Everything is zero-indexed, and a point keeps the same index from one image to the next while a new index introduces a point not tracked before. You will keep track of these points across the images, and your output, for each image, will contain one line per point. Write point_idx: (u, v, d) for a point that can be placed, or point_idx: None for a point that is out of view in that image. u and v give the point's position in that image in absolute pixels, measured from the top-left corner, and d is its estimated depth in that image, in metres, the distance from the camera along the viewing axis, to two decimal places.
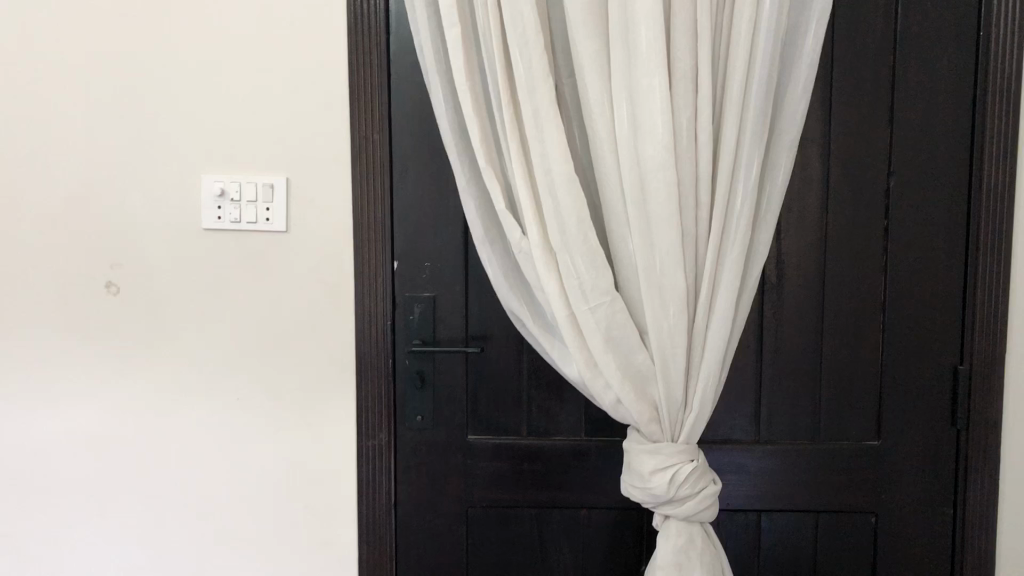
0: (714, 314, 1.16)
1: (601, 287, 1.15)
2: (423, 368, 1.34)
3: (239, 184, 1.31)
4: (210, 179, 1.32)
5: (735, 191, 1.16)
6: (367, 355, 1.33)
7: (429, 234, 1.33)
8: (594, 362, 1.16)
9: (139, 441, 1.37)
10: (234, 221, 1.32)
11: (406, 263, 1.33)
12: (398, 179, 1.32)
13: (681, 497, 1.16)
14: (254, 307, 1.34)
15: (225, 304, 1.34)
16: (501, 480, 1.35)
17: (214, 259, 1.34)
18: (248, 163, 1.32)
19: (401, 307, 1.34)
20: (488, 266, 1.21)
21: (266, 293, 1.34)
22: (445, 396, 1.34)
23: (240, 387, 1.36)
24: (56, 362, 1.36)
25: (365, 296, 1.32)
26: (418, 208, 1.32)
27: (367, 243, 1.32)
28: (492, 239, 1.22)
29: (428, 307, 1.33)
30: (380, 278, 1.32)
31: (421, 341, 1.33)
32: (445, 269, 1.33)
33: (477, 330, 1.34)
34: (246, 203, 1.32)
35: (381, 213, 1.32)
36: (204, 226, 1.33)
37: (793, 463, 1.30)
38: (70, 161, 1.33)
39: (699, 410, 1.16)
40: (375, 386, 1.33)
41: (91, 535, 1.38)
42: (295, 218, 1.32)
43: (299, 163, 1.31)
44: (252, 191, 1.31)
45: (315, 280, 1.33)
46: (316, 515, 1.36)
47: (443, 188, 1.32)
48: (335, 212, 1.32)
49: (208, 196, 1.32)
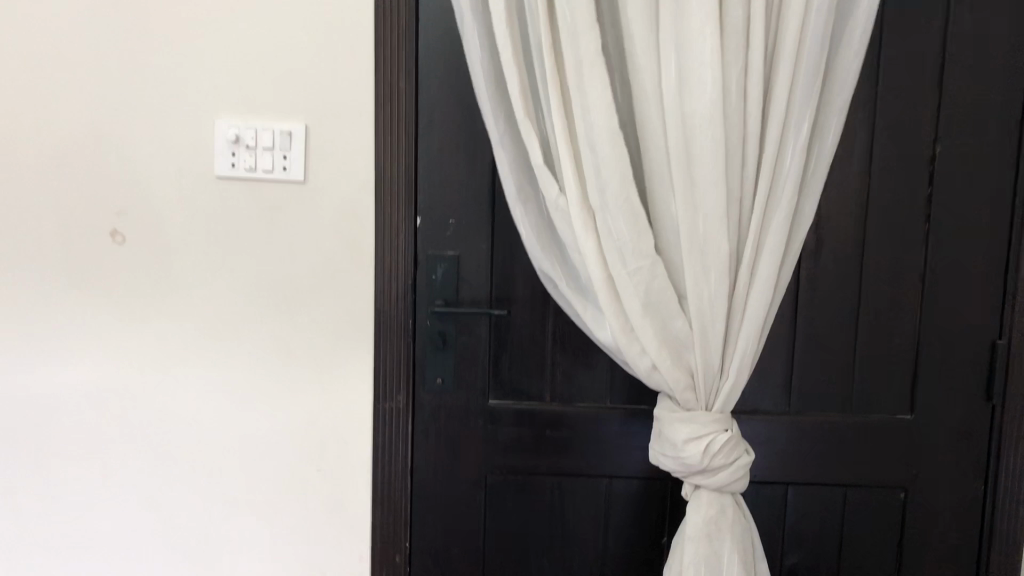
0: (756, 280, 1.12)
1: (641, 250, 1.10)
2: (445, 329, 1.29)
3: (255, 131, 1.25)
4: (225, 124, 1.25)
5: (783, 152, 1.11)
6: (386, 314, 1.28)
7: (455, 190, 1.27)
8: (630, 327, 1.12)
9: (143, 397, 1.31)
10: (248, 169, 1.25)
11: (429, 220, 1.28)
12: (424, 130, 1.26)
13: (714, 468, 1.12)
14: (268, 261, 1.28)
15: (237, 257, 1.28)
16: (523, 445, 1.31)
17: (227, 209, 1.27)
18: (265, 108, 1.25)
19: (423, 265, 1.28)
20: (521, 224, 1.16)
21: (281, 246, 1.28)
22: (466, 359, 1.30)
23: (252, 343, 1.30)
24: (56, 313, 1.30)
25: (386, 252, 1.26)
26: (443, 163, 1.27)
27: (389, 196, 1.26)
28: (525, 195, 1.16)
29: (452, 265, 1.28)
30: (403, 234, 1.27)
31: (443, 301, 1.28)
32: (471, 226, 1.28)
33: (502, 291, 1.29)
34: (263, 151, 1.25)
35: (406, 165, 1.26)
36: (217, 173, 1.26)
37: (824, 436, 1.27)
38: (73, 100, 1.25)
39: (736, 379, 1.12)
40: (395, 347, 1.28)
41: (93, 494, 1.32)
42: (313, 168, 1.26)
43: (319, 109, 1.25)
44: (269, 138, 1.25)
45: (333, 235, 1.27)
46: (329, 479, 1.32)
47: (472, 141, 1.27)
48: (356, 163, 1.26)
49: (222, 142, 1.25)
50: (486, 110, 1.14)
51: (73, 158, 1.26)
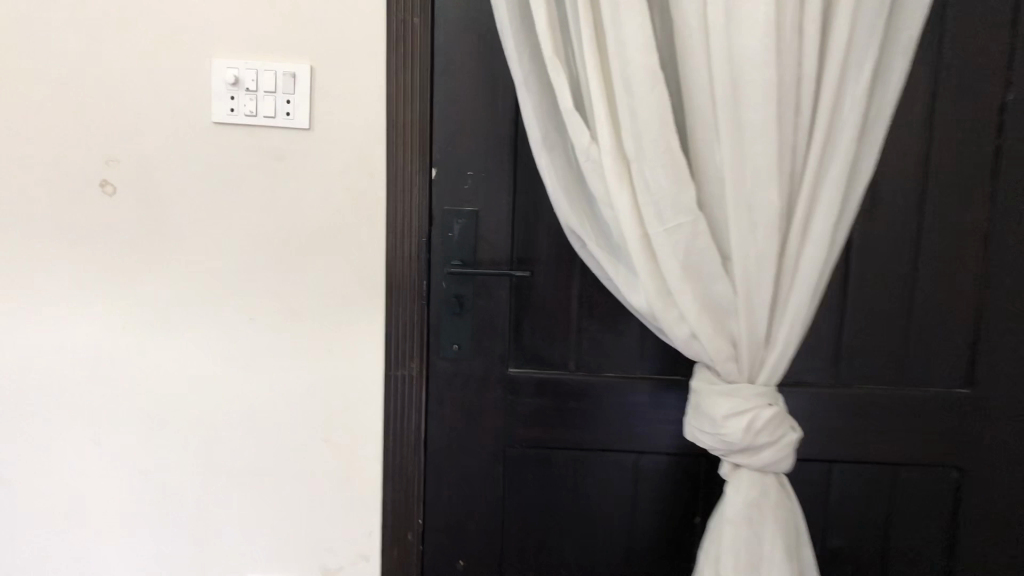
0: (808, 241, 1.01)
1: (681, 206, 0.99)
2: (461, 291, 1.19)
3: (255, 72, 1.13)
4: (223, 65, 1.14)
5: (843, 98, 1.00)
6: (399, 274, 1.18)
7: (474, 139, 1.16)
8: (667, 291, 1.01)
9: (137, 363, 1.21)
10: (249, 115, 1.14)
11: (446, 171, 1.17)
12: (440, 73, 1.15)
13: (758, 445, 1.02)
14: (271, 215, 1.18)
15: (238, 211, 1.18)
16: (545, 417, 1.21)
17: (226, 159, 1.17)
18: (267, 47, 1.14)
19: (437, 221, 1.18)
20: (546, 177, 1.04)
21: (285, 199, 1.17)
22: (485, 323, 1.19)
23: (254, 305, 1.20)
24: (44, 270, 1.20)
25: (398, 207, 1.16)
26: (461, 108, 1.15)
27: (402, 147, 1.15)
28: (553, 145, 1.05)
29: (469, 222, 1.17)
30: (416, 187, 1.16)
31: (460, 261, 1.18)
32: (491, 179, 1.17)
33: (524, 251, 1.18)
34: (265, 94, 1.14)
35: (421, 112, 1.15)
36: (215, 119, 1.15)
37: (873, 411, 1.17)
38: (57, 36, 1.14)
39: (784, 349, 1.02)
40: (408, 310, 1.18)
41: (85, 465, 1.23)
42: (320, 114, 1.15)
43: (326, 49, 1.14)
44: (271, 80, 1.13)
45: (341, 187, 1.17)
46: (336, 451, 1.22)
47: (492, 85, 1.15)
48: (367, 108, 1.15)
49: (220, 86, 1.14)
50: (509, 49, 1.03)
51: (59, 102, 1.16)
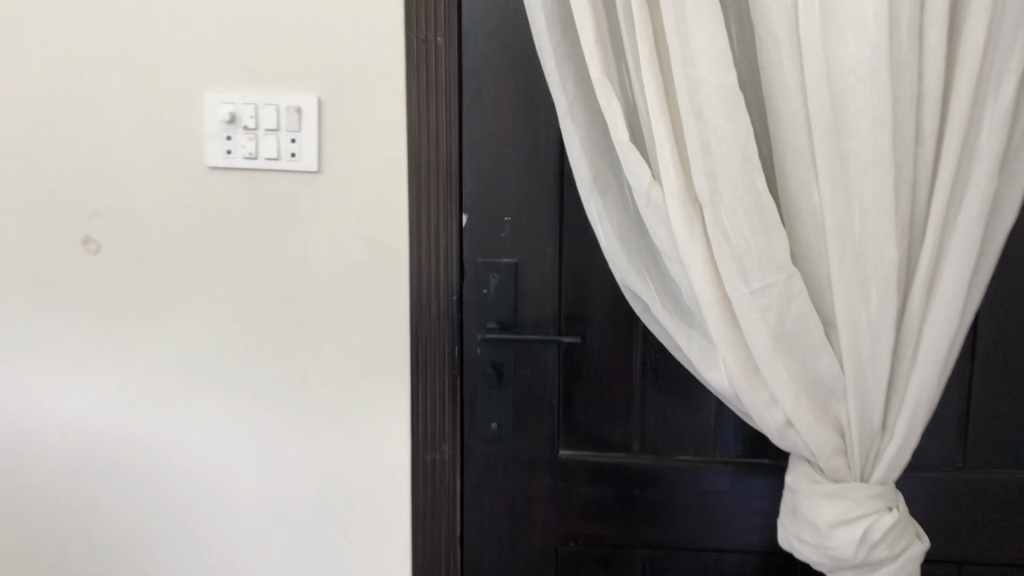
0: (936, 300, 0.80)
1: (771, 262, 0.78)
2: (500, 359, 0.99)
3: (255, 107, 0.96)
4: (218, 100, 0.97)
5: (979, 118, 0.78)
6: (427, 342, 0.99)
7: (512, 178, 0.97)
8: (755, 366, 0.81)
9: (129, 445, 1.05)
10: (248, 157, 0.97)
11: (479, 217, 0.98)
12: (469, 102, 0.96)
13: (877, 562, 0.80)
14: (276, 274, 1.00)
15: (239, 269, 1.01)
16: (604, 510, 1.01)
17: (224, 210, 1.00)
18: (267, 78, 0.96)
19: (469, 276, 0.99)
20: (598, 226, 0.85)
21: (292, 256, 1.00)
22: (530, 398, 0.99)
23: (261, 378, 1.02)
24: (19, 341, 1.03)
25: (424, 261, 0.97)
26: (495, 142, 0.97)
27: (427, 190, 0.96)
28: (606, 187, 0.85)
29: (509, 277, 0.98)
30: (445, 238, 0.97)
31: (498, 324, 0.99)
32: (534, 226, 0.97)
33: (575, 310, 0.98)
34: (265, 132, 0.96)
35: (448, 149, 0.96)
36: (209, 163, 0.98)
37: (1013, 500, 0.95)
38: (29, 71, 0.98)
39: (906, 439, 0.81)
40: (439, 383, 0.99)
41: (74, 561, 1.07)
42: (329, 154, 0.97)
43: (335, 77, 0.96)
44: (272, 117, 0.96)
45: (357, 240, 0.98)
46: (360, 546, 1.04)
47: (531, 114, 0.96)
48: (385, 148, 0.96)
49: (215, 125, 0.97)
50: (550, 72, 0.83)
51: (33, 147, 1.00)
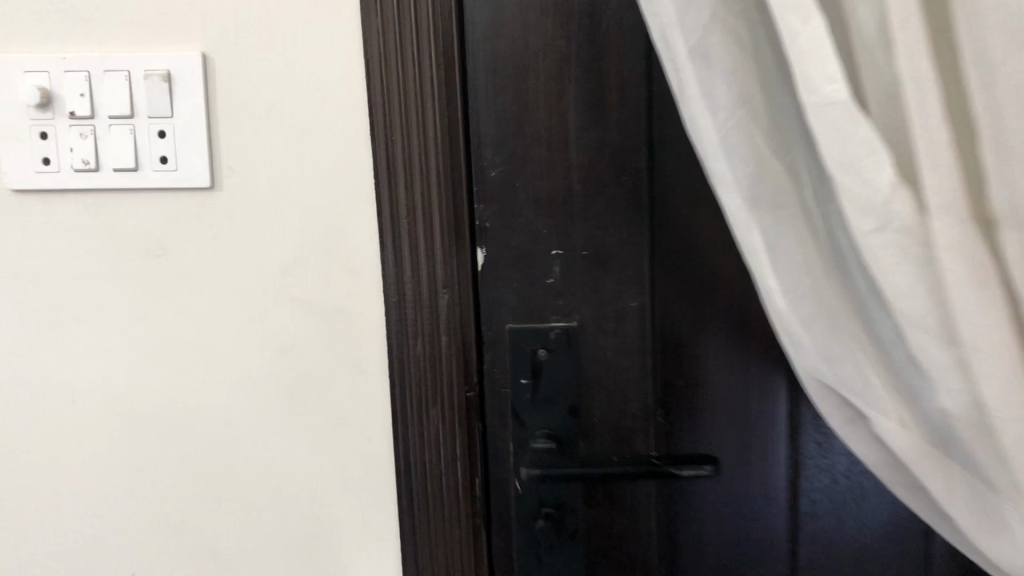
0: None
1: None
2: (559, 495, 0.58)
3: (88, 76, 0.53)
4: (18, 70, 0.53)
5: None
6: (428, 476, 0.56)
7: (560, 179, 0.55)
8: None
9: None
10: (82, 168, 0.54)
11: (505, 255, 0.55)
12: (475, 49, 0.53)
13: None
14: (150, 373, 0.57)
15: (81, 369, 0.57)
16: None
17: (45, 267, 0.56)
18: (112, 29, 0.54)
19: (490, 357, 0.57)
20: (763, 280, 0.44)
21: (179, 338, 0.57)
22: (612, 551, 0.60)
23: (139, 556, 0.59)
24: None
25: (415, 339, 0.55)
26: (530, 119, 0.54)
27: (413, 213, 0.53)
28: (779, 200, 0.43)
29: (563, 355, 0.56)
30: (448, 295, 0.55)
31: (550, 438, 0.57)
32: (606, 263, 0.55)
33: (681, 401, 0.57)
34: (111, 123, 0.53)
35: (446, 138, 0.53)
36: (11, 185, 0.54)
37: None
38: None
39: None
40: (451, 548, 0.57)
41: None
42: (232, 158, 0.55)
43: (236, 20, 0.53)
44: (121, 92, 0.53)
45: (292, 306, 0.56)
46: None
47: (590, 63, 0.53)
48: (332, 142, 0.54)
49: (17, 114, 0.53)
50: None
51: None
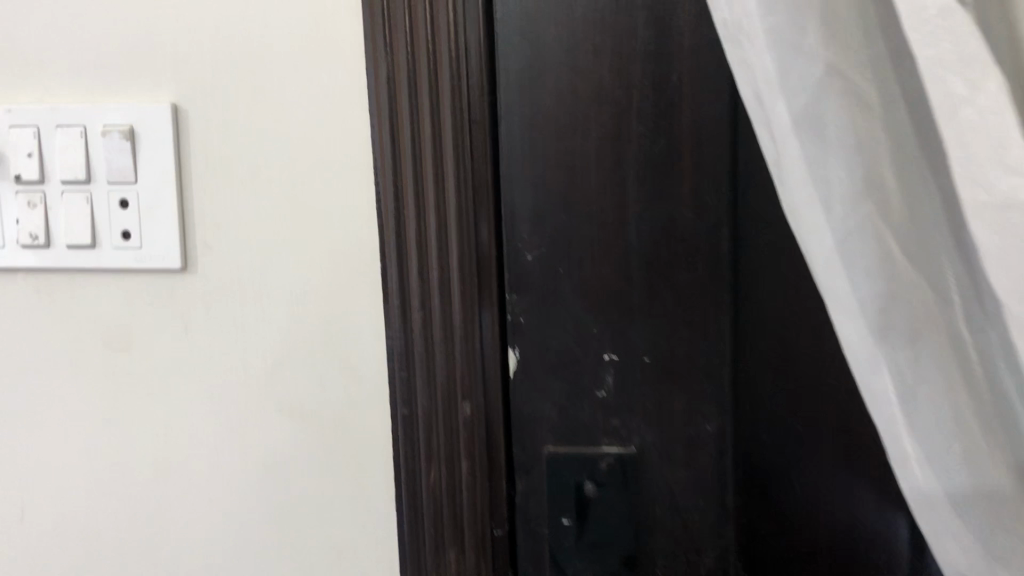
0: None
1: None
2: None
3: (37, 133, 0.44)
4: None
5: None
6: None
7: (616, 269, 0.42)
8: None
9: None
10: (30, 244, 0.44)
11: (545, 363, 0.43)
12: (510, 100, 0.42)
13: None
14: (113, 488, 0.47)
15: (36, 479, 0.48)
16: None
17: None
18: (70, 77, 0.44)
19: (523, 487, 0.45)
20: (895, 439, 0.31)
21: (146, 449, 0.46)
22: None
23: None
24: None
25: (429, 462, 0.44)
26: (579, 192, 0.42)
27: (430, 305, 0.43)
28: (920, 328, 0.30)
29: (616, 489, 0.44)
30: (471, 408, 0.43)
31: None
32: (674, 374, 0.43)
33: (769, 553, 0.44)
34: (64, 189, 0.44)
35: (471, 215, 0.42)
36: None
37: None
38: None
39: None
40: None
41: None
42: (208, 232, 0.44)
43: (215, 69, 0.43)
44: (75, 152, 0.43)
45: (279, 414, 0.45)
46: None
47: (657, 118, 0.41)
48: (330, 214, 0.43)
49: None
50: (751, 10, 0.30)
51: None
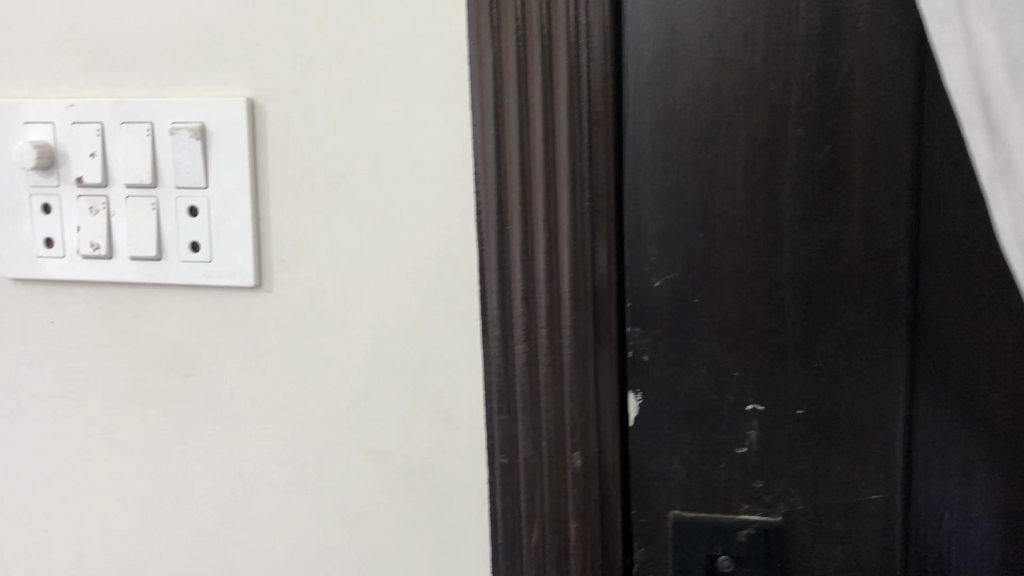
0: None
1: None
2: None
3: (100, 131, 0.39)
4: (19, 123, 0.40)
5: None
6: None
7: (764, 300, 0.35)
8: None
9: None
10: (90, 255, 0.40)
11: (672, 410, 0.36)
12: (639, 98, 0.35)
13: None
14: (176, 529, 0.42)
15: (96, 513, 0.43)
16: None
17: (55, 381, 0.43)
18: (138, 67, 0.39)
19: (642, 555, 0.38)
20: None
21: (212, 487, 0.41)
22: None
23: None
24: None
25: (530, 522, 0.37)
26: (721, 206, 0.35)
27: (536, 337, 0.36)
28: None
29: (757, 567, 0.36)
30: (581, 461, 0.36)
31: None
32: (833, 431, 0.35)
33: None
34: (128, 194, 0.39)
35: (588, 232, 0.35)
36: (12, 273, 0.41)
37: None
38: None
39: None
40: None
41: None
42: (285, 246, 0.39)
43: (297, 60, 0.37)
44: (141, 152, 0.38)
45: (359, 456, 0.39)
46: None
47: (822, 118, 0.33)
48: (422, 226, 0.37)
49: (16, 180, 0.40)
50: None
51: None
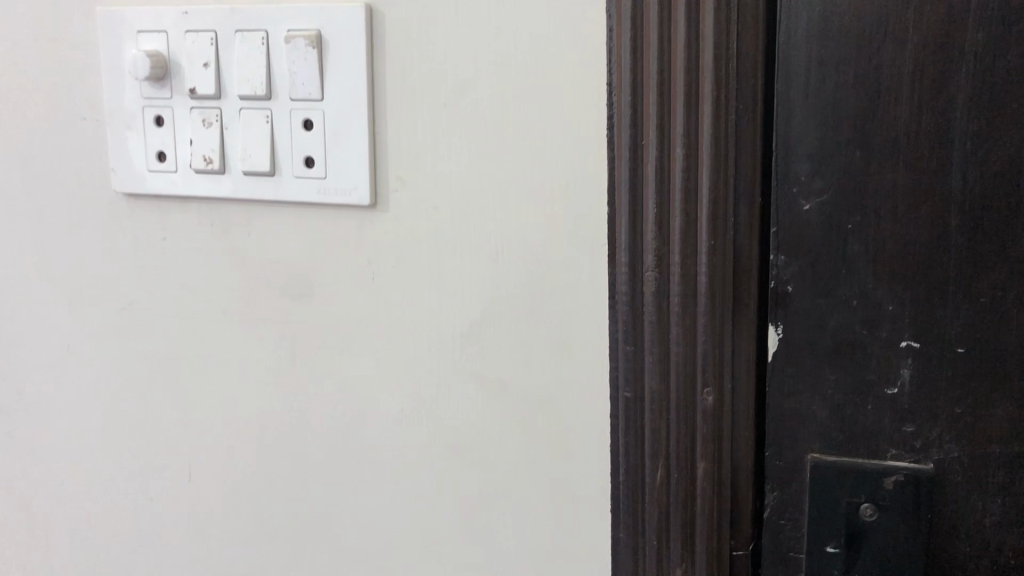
0: None
1: None
2: None
3: (214, 39, 0.37)
4: (131, 32, 0.39)
5: None
6: None
7: (927, 226, 0.31)
8: None
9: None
10: (203, 169, 0.39)
11: (817, 345, 0.33)
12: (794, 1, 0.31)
13: None
14: (285, 452, 0.41)
15: (207, 433, 0.43)
16: None
17: (167, 299, 0.42)
18: None
19: (775, 500, 0.35)
20: None
21: (323, 411, 0.40)
22: None
23: None
24: None
25: (655, 460, 0.35)
26: (884, 121, 0.31)
27: (669, 264, 0.33)
28: None
29: (904, 518, 0.33)
30: (714, 399, 0.34)
31: None
32: (999, 373, 0.32)
33: None
34: (241, 106, 0.37)
35: (731, 148, 0.32)
36: (125, 188, 0.41)
37: None
38: None
39: None
40: None
41: None
42: (403, 163, 0.37)
43: None
44: (255, 62, 0.37)
45: (474, 385, 0.38)
46: None
47: (1007, 21, 0.30)
48: (548, 142, 0.35)
49: (129, 92, 0.39)
50: None
51: None
